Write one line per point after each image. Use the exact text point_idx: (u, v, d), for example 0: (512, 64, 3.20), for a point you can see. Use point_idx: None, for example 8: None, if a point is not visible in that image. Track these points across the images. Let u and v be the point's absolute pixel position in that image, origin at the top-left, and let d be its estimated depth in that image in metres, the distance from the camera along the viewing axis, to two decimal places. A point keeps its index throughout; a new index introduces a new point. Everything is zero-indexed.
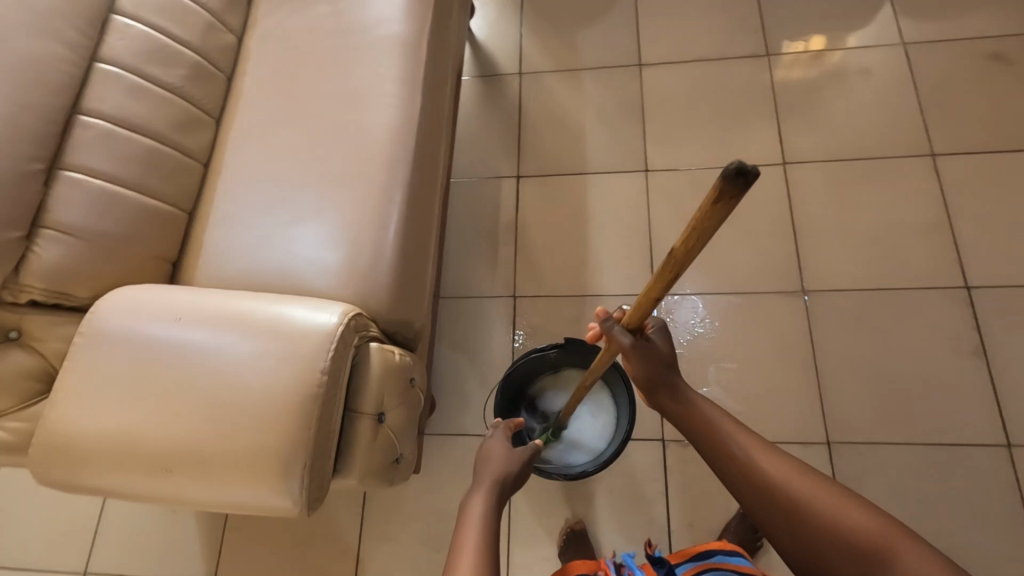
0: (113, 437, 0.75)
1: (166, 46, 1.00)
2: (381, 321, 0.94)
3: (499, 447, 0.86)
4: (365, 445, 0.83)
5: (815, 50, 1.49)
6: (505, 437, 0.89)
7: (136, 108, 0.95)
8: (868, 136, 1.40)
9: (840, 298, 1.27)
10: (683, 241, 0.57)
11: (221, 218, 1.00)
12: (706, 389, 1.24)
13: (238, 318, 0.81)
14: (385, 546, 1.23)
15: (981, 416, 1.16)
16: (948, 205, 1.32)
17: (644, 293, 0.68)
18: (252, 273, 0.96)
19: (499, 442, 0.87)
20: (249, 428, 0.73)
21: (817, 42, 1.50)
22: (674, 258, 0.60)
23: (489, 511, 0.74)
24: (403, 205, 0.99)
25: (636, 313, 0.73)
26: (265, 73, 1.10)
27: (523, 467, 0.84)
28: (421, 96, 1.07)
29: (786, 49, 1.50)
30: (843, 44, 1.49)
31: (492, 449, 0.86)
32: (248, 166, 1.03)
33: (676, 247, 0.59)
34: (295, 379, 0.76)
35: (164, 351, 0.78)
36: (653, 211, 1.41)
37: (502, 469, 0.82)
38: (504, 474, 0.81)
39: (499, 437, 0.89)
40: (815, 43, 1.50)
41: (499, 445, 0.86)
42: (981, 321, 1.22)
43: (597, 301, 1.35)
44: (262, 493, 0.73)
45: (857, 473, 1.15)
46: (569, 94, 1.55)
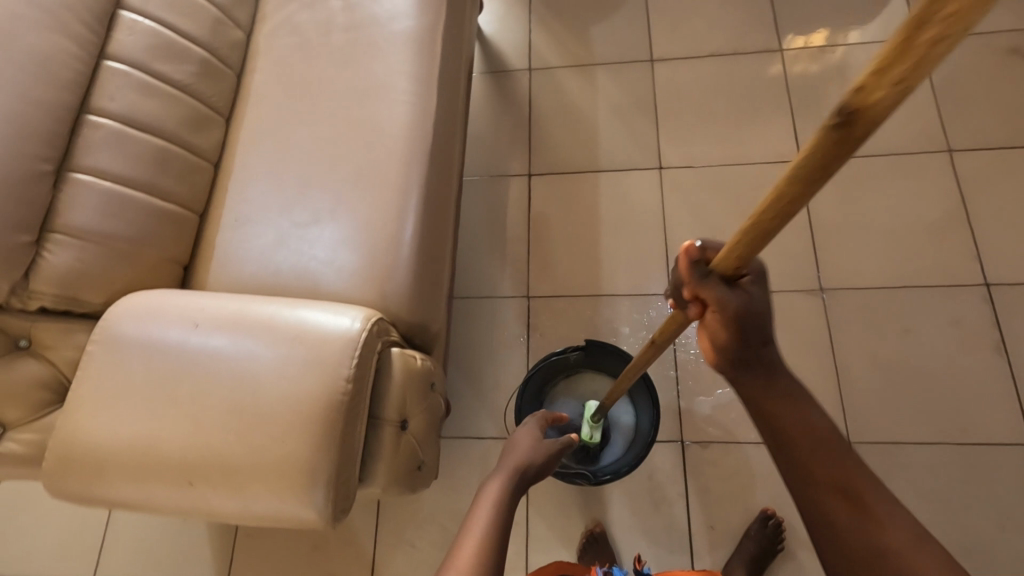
0: (130, 449, 0.72)
1: (175, 42, 0.97)
2: (401, 325, 0.92)
3: (526, 438, 0.83)
4: (389, 454, 0.81)
5: (814, 46, 1.48)
6: (536, 429, 0.86)
7: (146, 107, 0.92)
8: (884, 131, 1.38)
9: (858, 296, 1.26)
10: (887, 69, 0.34)
11: (234, 220, 0.98)
12: (725, 389, 1.23)
13: (256, 323, 0.78)
14: (401, 551, 1.21)
15: (1003, 414, 1.15)
16: (965, 201, 1.31)
17: (764, 207, 0.46)
18: (267, 276, 0.94)
19: (527, 433, 0.84)
20: (272, 437, 0.71)
21: (817, 37, 1.49)
22: (859, 116, 0.37)
23: (506, 492, 0.70)
24: (421, 205, 0.97)
25: (739, 247, 0.52)
26: (275, 70, 1.07)
27: (548, 460, 0.80)
28: (437, 93, 1.04)
29: (787, 43, 1.49)
30: (843, 39, 1.48)
31: (518, 440, 0.83)
32: (260, 166, 1.01)
33: (866, 91, 0.36)
34: (318, 386, 0.73)
35: (182, 358, 0.76)
36: (668, 208, 1.39)
37: (525, 458, 0.78)
38: (526, 463, 0.77)
39: (528, 430, 0.86)
40: (817, 38, 1.49)
41: (525, 436, 0.83)
42: (1000, 319, 1.21)
43: (613, 300, 1.33)
44: (286, 505, 0.71)
45: (878, 473, 1.14)
46: (579, 90, 1.52)
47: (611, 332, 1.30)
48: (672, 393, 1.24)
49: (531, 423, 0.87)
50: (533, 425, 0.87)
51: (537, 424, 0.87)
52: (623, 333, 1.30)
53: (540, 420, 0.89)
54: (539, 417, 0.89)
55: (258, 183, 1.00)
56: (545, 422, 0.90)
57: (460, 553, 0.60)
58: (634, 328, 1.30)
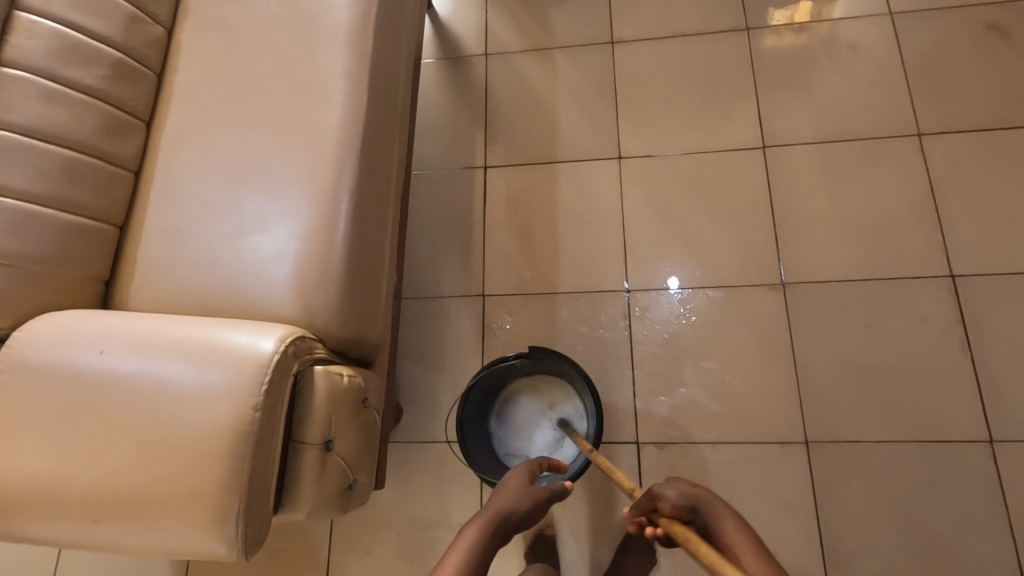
0: (35, 483, 0.70)
1: (81, 44, 0.92)
2: (330, 341, 0.87)
3: (518, 481, 0.86)
4: (312, 478, 0.78)
5: (801, 21, 1.41)
6: (526, 473, 0.88)
7: (52, 117, 0.88)
8: (854, 115, 1.33)
9: (821, 290, 1.22)
10: None
11: (155, 232, 0.94)
12: (683, 390, 1.20)
13: (167, 346, 0.75)
14: (356, 557, 1.20)
15: (965, 410, 1.12)
16: (934, 188, 1.25)
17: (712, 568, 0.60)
18: (188, 291, 0.89)
19: (517, 477, 0.86)
20: (177, 471, 0.69)
21: (804, 11, 1.42)
22: None
23: (482, 538, 0.75)
24: (352, 212, 0.91)
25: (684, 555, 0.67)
26: (200, 70, 1.02)
27: (534, 509, 0.83)
28: (370, 90, 0.97)
29: (774, 18, 1.42)
30: (829, 14, 1.41)
31: (509, 481, 0.86)
32: (183, 173, 0.97)
33: None
34: (226, 415, 0.70)
35: (86, 386, 0.73)
36: (628, 201, 1.34)
37: (512, 505, 0.81)
38: (512, 512, 0.80)
39: (521, 471, 0.88)
40: (802, 12, 1.42)
41: (516, 480, 0.85)
42: (966, 312, 1.17)
43: (571, 298, 1.29)
44: (196, 538, 0.69)
45: (836, 472, 1.12)
46: (538, 76, 1.46)
47: (569, 331, 1.27)
48: (630, 393, 1.21)
49: (525, 464, 0.90)
50: (528, 467, 0.89)
51: (533, 469, 0.90)
52: (581, 332, 1.26)
53: (535, 462, 0.91)
54: (536, 461, 0.92)
55: (183, 191, 0.96)
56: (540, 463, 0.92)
57: None
58: (593, 326, 1.26)
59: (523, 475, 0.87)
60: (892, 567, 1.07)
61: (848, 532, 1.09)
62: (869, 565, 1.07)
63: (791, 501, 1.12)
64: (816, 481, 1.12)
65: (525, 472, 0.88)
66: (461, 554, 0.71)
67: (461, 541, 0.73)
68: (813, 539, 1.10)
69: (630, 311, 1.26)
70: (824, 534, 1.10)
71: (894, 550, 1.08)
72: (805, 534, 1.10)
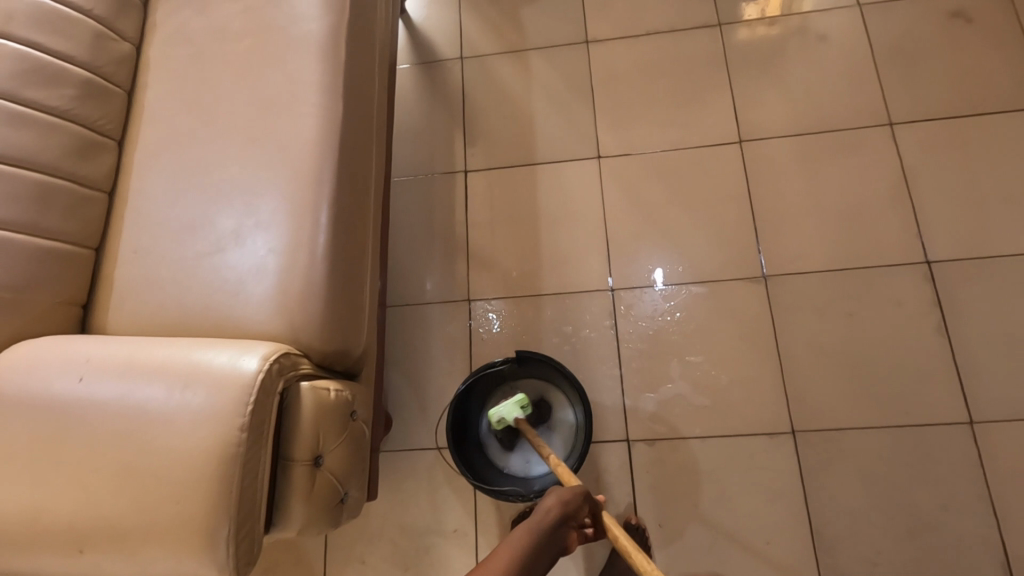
0: (17, 517, 0.69)
1: (46, 64, 0.91)
2: (315, 355, 0.86)
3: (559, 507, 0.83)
4: (303, 495, 0.77)
5: (771, 15, 1.43)
6: (567, 501, 0.84)
7: (19, 140, 0.86)
8: (827, 107, 1.34)
9: (801, 282, 1.24)
10: None
11: (131, 253, 0.93)
12: (670, 385, 1.21)
13: (148, 370, 0.74)
14: (352, 568, 1.19)
15: (945, 393, 1.15)
16: (907, 176, 1.28)
17: None
18: (167, 311, 0.88)
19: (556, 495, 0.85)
20: (163, 497, 0.68)
21: (773, 6, 1.44)
22: None
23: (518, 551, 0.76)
24: (331, 224, 0.90)
25: None
26: (169, 87, 1.01)
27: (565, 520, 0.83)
28: (345, 99, 0.96)
29: (745, 14, 1.43)
30: (798, 8, 1.43)
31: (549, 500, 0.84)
32: (157, 192, 0.95)
33: None
34: (212, 437, 0.70)
35: (68, 414, 0.72)
36: (608, 200, 1.34)
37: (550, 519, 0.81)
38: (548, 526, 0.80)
39: (564, 493, 0.86)
40: (771, 7, 1.44)
41: (554, 499, 0.84)
42: (943, 297, 1.19)
43: (556, 298, 1.29)
44: (186, 564, 0.68)
45: (822, 460, 1.14)
46: (514, 78, 1.46)
47: (555, 333, 1.27)
48: (617, 391, 1.22)
49: (572, 489, 0.87)
50: (576, 495, 0.86)
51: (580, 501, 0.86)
52: (567, 332, 1.27)
53: (583, 492, 0.87)
54: (583, 490, 0.88)
55: (158, 209, 0.94)
56: (586, 495, 0.88)
57: None
58: (578, 326, 1.27)
59: (566, 500, 0.84)
60: (880, 550, 1.09)
61: (837, 518, 1.11)
62: (858, 549, 1.09)
63: (780, 491, 1.13)
64: (804, 470, 1.14)
65: (571, 498, 0.85)
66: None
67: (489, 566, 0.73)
68: (803, 526, 1.11)
69: (615, 309, 1.27)
70: (813, 522, 1.11)
71: (881, 533, 1.10)
72: (794, 523, 1.12)
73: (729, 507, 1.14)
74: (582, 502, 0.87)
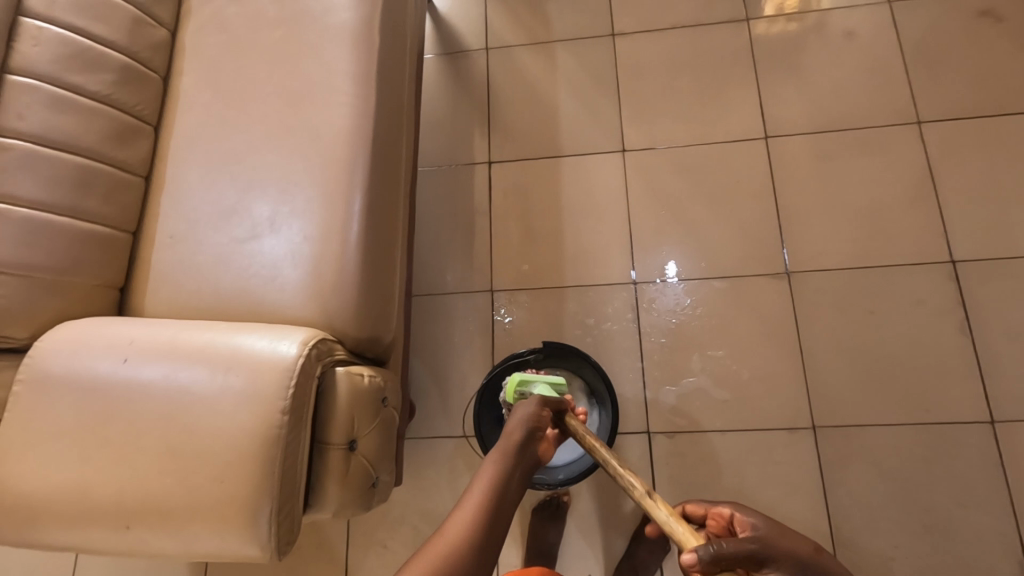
0: (66, 492, 0.71)
1: (88, 49, 0.92)
2: (348, 341, 0.87)
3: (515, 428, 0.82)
4: (337, 478, 0.79)
5: (798, 11, 1.42)
6: (530, 417, 0.84)
7: (62, 124, 0.87)
8: (854, 104, 1.34)
9: (824, 278, 1.24)
10: None
11: (166, 238, 0.94)
12: (692, 378, 1.22)
13: (189, 353, 0.76)
14: (374, 551, 1.21)
15: (967, 392, 1.15)
16: (934, 175, 1.27)
17: None
18: (202, 295, 0.90)
19: (521, 412, 0.85)
20: (208, 476, 0.69)
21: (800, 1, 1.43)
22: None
23: (497, 474, 0.75)
24: (364, 213, 0.90)
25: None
26: (204, 73, 1.02)
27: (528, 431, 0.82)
28: (378, 89, 0.96)
29: (771, 9, 1.43)
30: (826, 3, 1.42)
31: (514, 417, 0.85)
32: (191, 179, 0.97)
33: None
34: (255, 420, 0.71)
35: (111, 394, 0.73)
36: (631, 194, 1.35)
37: (512, 437, 0.81)
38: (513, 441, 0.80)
39: (522, 415, 0.84)
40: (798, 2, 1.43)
41: (518, 414, 0.85)
42: (967, 296, 1.20)
43: (578, 291, 1.30)
44: (229, 542, 0.70)
45: (842, 456, 1.15)
46: (538, 70, 1.46)
47: (576, 324, 1.28)
48: (639, 383, 1.23)
49: (528, 406, 0.86)
50: (533, 408, 0.85)
51: (539, 413, 0.85)
52: (589, 324, 1.28)
53: (541, 402, 0.88)
54: (540, 402, 0.87)
55: (193, 195, 0.96)
56: (546, 402, 0.88)
57: (450, 525, 0.69)
58: (600, 319, 1.28)
59: (525, 419, 0.83)
60: (898, 545, 1.10)
61: (856, 513, 1.12)
62: (876, 543, 1.10)
63: (799, 485, 1.14)
64: (824, 465, 1.15)
65: (528, 415, 0.84)
66: (463, 521, 0.69)
67: (462, 509, 0.71)
68: (821, 521, 1.12)
69: (638, 303, 1.28)
70: (832, 516, 1.12)
71: (899, 529, 1.11)
72: (813, 517, 1.13)
73: (750, 500, 1.15)
74: (543, 412, 0.86)
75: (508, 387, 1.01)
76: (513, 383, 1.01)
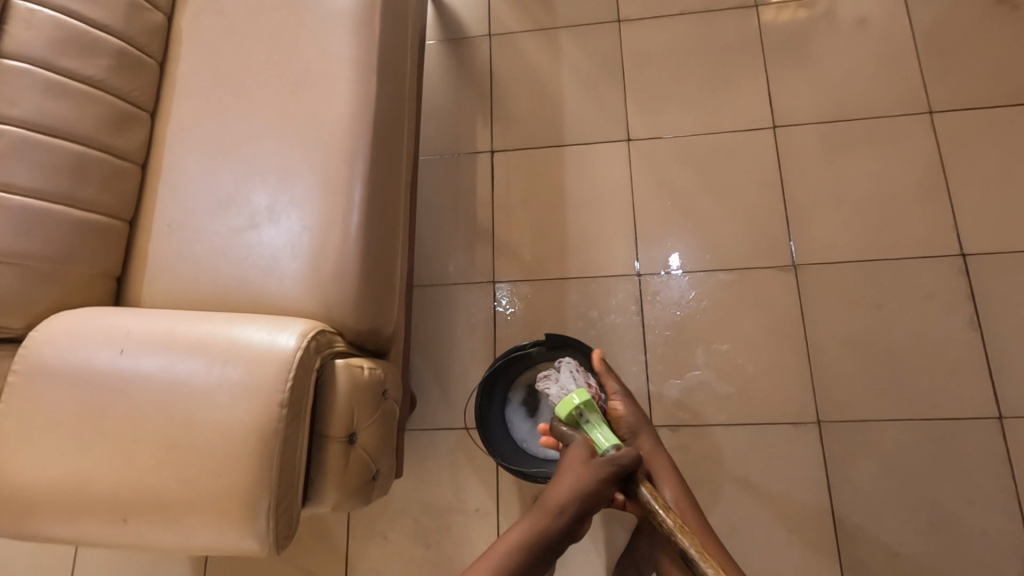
0: (63, 485, 0.70)
1: (82, 33, 0.90)
2: (348, 333, 0.86)
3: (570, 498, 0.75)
4: (336, 472, 0.78)
5: None
6: (581, 492, 0.75)
7: (56, 110, 0.86)
8: (864, 93, 1.31)
9: (831, 271, 1.22)
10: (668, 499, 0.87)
11: (164, 227, 0.93)
12: (696, 372, 1.21)
13: (187, 344, 0.74)
14: (374, 544, 1.21)
15: (975, 388, 1.13)
16: (944, 167, 1.25)
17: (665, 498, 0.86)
18: (200, 286, 0.88)
19: (575, 473, 0.77)
20: (207, 469, 0.69)
21: None
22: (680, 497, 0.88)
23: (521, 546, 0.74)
24: (364, 203, 0.89)
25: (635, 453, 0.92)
26: (202, 58, 0.99)
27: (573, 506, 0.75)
28: (379, 75, 0.94)
29: None
30: None
31: (567, 474, 0.77)
32: (189, 167, 0.95)
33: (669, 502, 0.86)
34: (254, 414, 0.70)
35: (109, 385, 0.72)
36: (636, 185, 1.32)
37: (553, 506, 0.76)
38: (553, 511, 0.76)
39: (572, 482, 0.76)
40: None
41: (573, 472, 0.77)
42: (976, 290, 1.18)
43: (581, 283, 1.28)
44: (227, 535, 0.69)
45: (846, 451, 1.14)
46: (543, 58, 1.43)
47: (579, 317, 1.26)
48: (642, 377, 1.22)
49: (589, 476, 0.76)
50: (593, 483, 0.76)
51: (596, 491, 0.76)
52: (592, 317, 1.26)
53: (607, 474, 0.76)
54: (605, 474, 0.76)
55: (191, 184, 0.94)
56: (614, 475, 0.76)
57: None
58: (603, 312, 1.26)
59: (574, 493, 0.75)
60: (902, 541, 1.09)
61: (859, 508, 1.11)
62: (880, 540, 1.10)
63: (803, 481, 1.13)
64: (828, 460, 1.14)
65: (579, 489, 0.75)
66: None
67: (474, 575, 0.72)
68: (825, 516, 1.11)
69: (641, 295, 1.26)
70: (835, 513, 1.11)
71: (904, 525, 1.10)
72: (816, 512, 1.12)
73: (753, 496, 1.14)
74: (602, 486, 0.76)
75: (567, 401, 0.84)
76: (576, 399, 0.84)
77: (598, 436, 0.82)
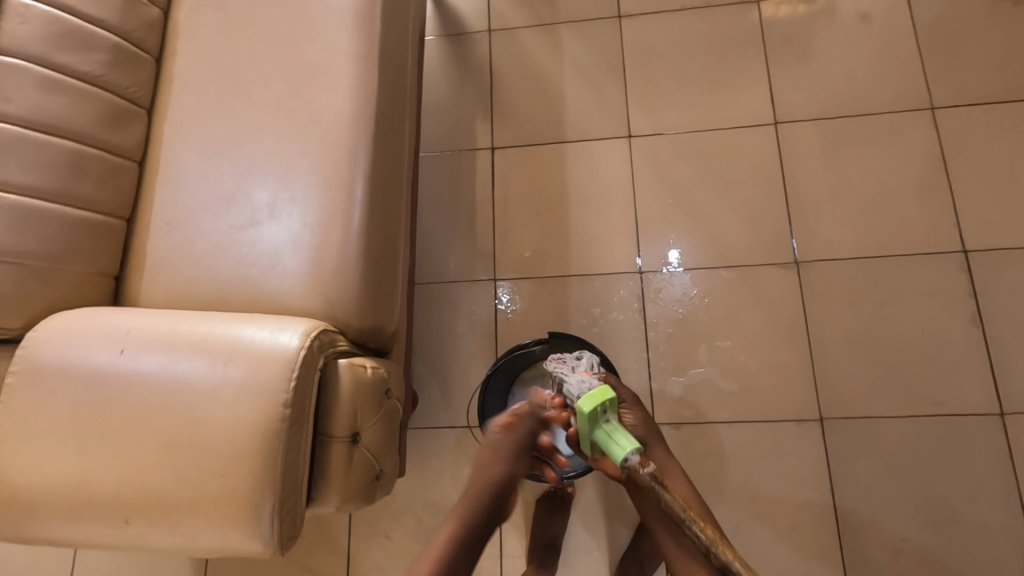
0: (63, 487, 0.69)
1: (78, 28, 0.88)
2: (350, 332, 0.85)
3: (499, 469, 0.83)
4: (340, 472, 0.77)
5: None
6: (499, 470, 0.83)
7: (52, 106, 0.84)
8: (866, 89, 1.31)
9: (834, 267, 1.22)
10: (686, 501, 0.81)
11: (163, 225, 0.91)
12: (699, 370, 1.20)
13: (187, 344, 0.73)
14: (376, 543, 1.20)
15: (977, 384, 1.14)
16: (947, 163, 1.25)
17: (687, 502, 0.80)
18: (200, 284, 0.87)
19: (490, 455, 0.84)
20: (210, 470, 0.68)
21: None
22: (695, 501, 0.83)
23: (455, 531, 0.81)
24: (366, 200, 0.88)
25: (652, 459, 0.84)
26: (200, 54, 0.98)
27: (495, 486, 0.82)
28: (380, 71, 0.93)
29: None
30: None
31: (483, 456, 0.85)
32: (188, 164, 0.94)
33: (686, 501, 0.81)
34: (257, 414, 0.69)
35: (108, 386, 0.71)
36: (638, 181, 1.32)
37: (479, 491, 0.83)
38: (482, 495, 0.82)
39: (489, 464, 0.83)
40: None
41: (486, 454, 0.85)
42: (978, 286, 1.18)
43: (583, 280, 1.28)
44: (230, 537, 0.68)
45: (849, 448, 1.14)
46: (544, 54, 1.42)
47: (582, 314, 1.26)
48: (645, 374, 1.22)
49: (499, 455, 0.83)
50: (505, 460, 0.83)
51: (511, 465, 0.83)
52: (594, 314, 1.26)
53: (512, 446, 0.84)
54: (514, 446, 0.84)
55: (190, 181, 0.93)
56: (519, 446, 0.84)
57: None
58: (606, 309, 1.26)
59: (488, 471, 0.83)
60: (904, 537, 1.09)
61: (862, 505, 1.11)
62: (883, 536, 1.10)
63: (806, 477, 1.13)
64: (830, 457, 1.14)
65: (493, 468, 0.83)
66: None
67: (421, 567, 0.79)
68: (827, 512, 1.12)
69: (644, 292, 1.26)
70: (838, 509, 1.12)
71: (906, 521, 1.10)
72: (818, 509, 1.12)
73: (756, 492, 1.14)
74: (514, 460, 0.83)
75: (597, 393, 0.76)
76: (605, 392, 0.76)
77: (619, 436, 0.74)
